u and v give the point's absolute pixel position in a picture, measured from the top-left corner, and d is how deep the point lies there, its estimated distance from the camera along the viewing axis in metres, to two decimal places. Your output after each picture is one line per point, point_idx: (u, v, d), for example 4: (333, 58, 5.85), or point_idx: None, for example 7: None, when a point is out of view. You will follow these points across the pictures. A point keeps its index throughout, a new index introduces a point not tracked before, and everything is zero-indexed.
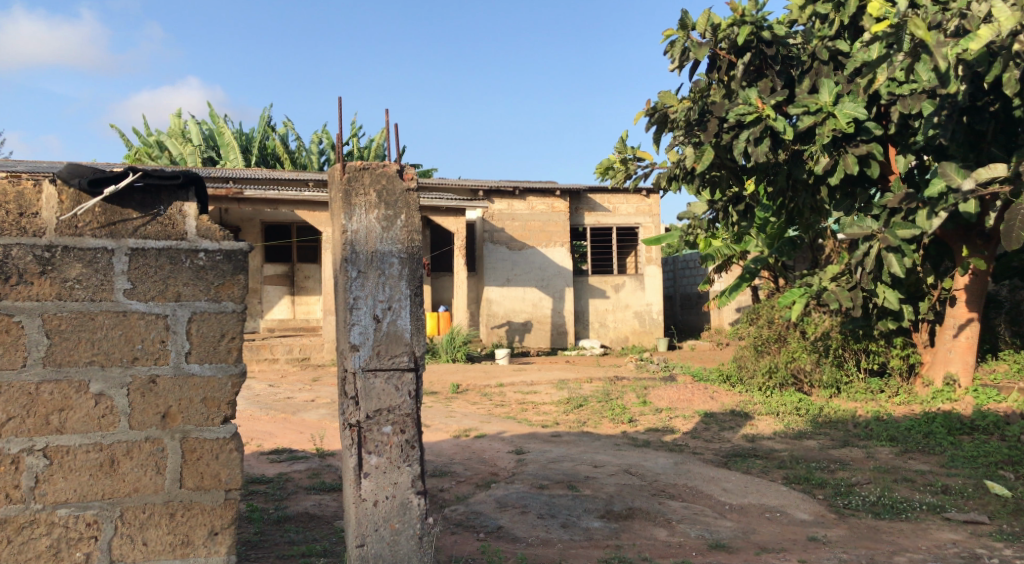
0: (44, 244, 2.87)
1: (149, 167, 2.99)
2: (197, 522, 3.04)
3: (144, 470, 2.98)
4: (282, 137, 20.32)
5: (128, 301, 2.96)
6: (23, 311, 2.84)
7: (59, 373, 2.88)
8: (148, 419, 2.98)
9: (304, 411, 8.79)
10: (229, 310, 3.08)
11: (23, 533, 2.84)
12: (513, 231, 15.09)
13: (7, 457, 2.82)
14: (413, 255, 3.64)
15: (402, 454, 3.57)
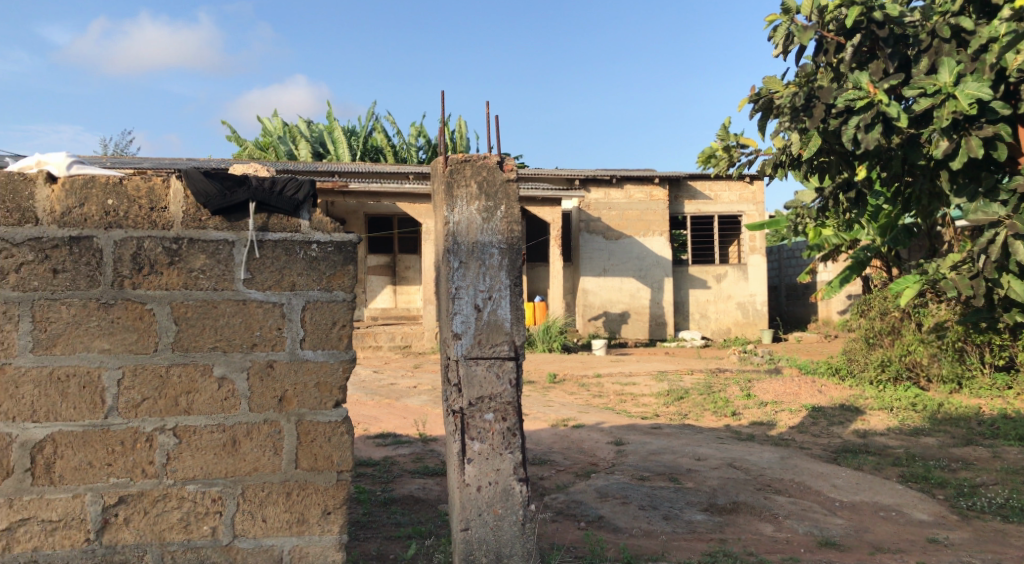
0: (172, 236, 3.05)
1: (265, 196, 3.12)
2: (312, 501, 3.18)
3: (262, 450, 3.14)
4: (383, 131, 20.87)
5: (247, 290, 3.12)
6: (154, 299, 3.03)
7: (186, 357, 3.06)
8: (266, 402, 3.14)
9: (408, 397, 9.04)
10: (339, 299, 3.21)
11: (157, 505, 3.04)
12: (610, 221, 14.97)
13: (142, 435, 3.02)
14: (514, 246, 3.67)
15: (504, 441, 3.62)
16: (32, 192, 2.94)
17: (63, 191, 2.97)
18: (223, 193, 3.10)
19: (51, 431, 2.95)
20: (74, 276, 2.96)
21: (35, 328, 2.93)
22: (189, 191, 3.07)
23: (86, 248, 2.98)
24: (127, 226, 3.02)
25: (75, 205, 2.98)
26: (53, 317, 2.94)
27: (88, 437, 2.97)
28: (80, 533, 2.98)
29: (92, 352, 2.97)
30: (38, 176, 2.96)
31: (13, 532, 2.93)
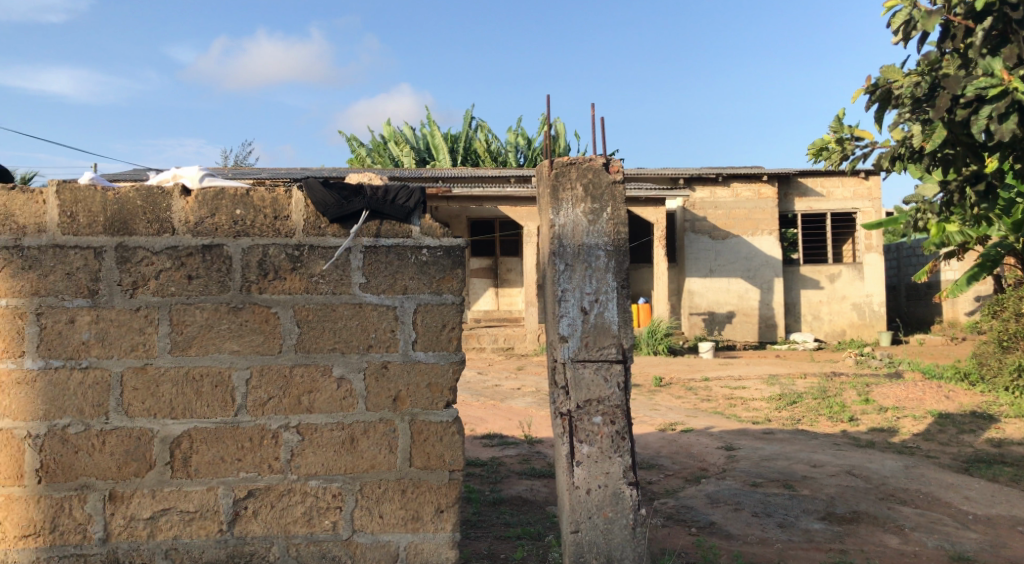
0: (294, 244, 3.20)
1: (379, 205, 3.23)
2: (425, 500, 3.27)
3: (379, 448, 3.24)
4: (485, 135, 21.16)
5: (363, 294, 3.24)
6: (278, 303, 3.19)
7: (308, 358, 3.20)
8: (381, 402, 3.25)
9: (512, 399, 9.13)
10: (449, 302, 3.29)
11: (283, 499, 3.19)
12: (716, 220, 14.66)
13: (268, 432, 3.18)
14: (620, 248, 3.65)
15: (613, 445, 3.61)
16: (169, 204, 3.14)
17: (196, 203, 3.16)
18: (339, 202, 3.22)
19: (188, 427, 3.14)
20: (207, 282, 3.15)
21: (173, 330, 3.12)
22: (309, 200, 3.21)
23: (218, 256, 3.16)
24: (253, 234, 3.19)
25: (206, 215, 3.16)
26: (189, 320, 3.13)
27: (220, 433, 3.15)
28: (214, 524, 3.15)
29: (223, 353, 3.16)
30: (173, 190, 3.15)
31: (154, 521, 3.12)
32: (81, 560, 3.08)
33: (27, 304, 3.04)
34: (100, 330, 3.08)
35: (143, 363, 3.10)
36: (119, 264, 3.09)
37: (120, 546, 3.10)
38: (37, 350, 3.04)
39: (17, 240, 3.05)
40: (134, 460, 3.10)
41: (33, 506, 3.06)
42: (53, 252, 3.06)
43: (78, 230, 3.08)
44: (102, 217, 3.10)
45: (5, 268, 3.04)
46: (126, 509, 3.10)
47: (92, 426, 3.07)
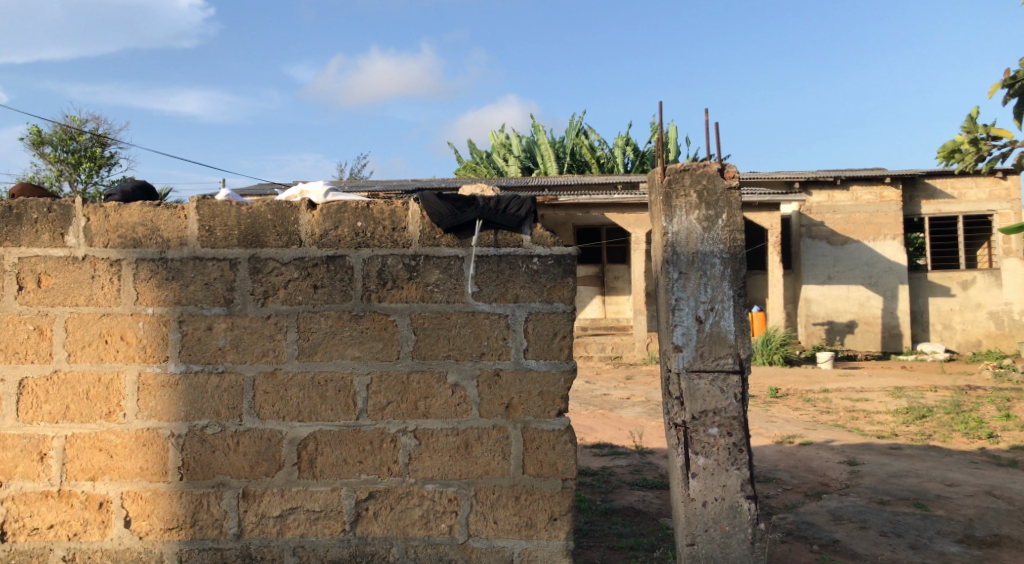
0: (410, 254, 3.30)
1: (491, 214, 3.29)
2: (539, 507, 3.29)
3: (493, 454, 3.29)
4: (591, 142, 21.15)
5: (476, 303, 3.30)
6: (396, 311, 3.29)
7: (424, 365, 3.29)
8: (494, 408, 3.30)
9: (621, 408, 9.05)
10: (560, 311, 3.30)
11: (401, 502, 3.29)
12: (835, 225, 14.09)
13: (388, 436, 3.28)
14: (737, 255, 3.56)
15: (730, 457, 3.52)
16: (296, 217, 3.30)
17: (321, 216, 3.30)
18: (453, 213, 3.30)
19: (313, 429, 3.28)
20: (330, 291, 3.29)
21: (299, 337, 3.28)
22: (424, 211, 3.31)
23: (340, 266, 3.29)
24: (373, 245, 3.31)
25: (330, 228, 3.30)
26: (314, 327, 3.28)
27: (343, 436, 3.28)
28: (337, 524, 3.28)
29: (346, 359, 3.29)
30: (300, 204, 3.31)
31: (283, 519, 3.28)
32: (218, 553, 3.26)
33: (171, 312, 3.26)
34: (234, 336, 3.27)
35: (273, 367, 3.27)
36: (252, 275, 3.28)
37: (253, 541, 3.27)
38: (179, 355, 3.25)
39: (162, 253, 3.27)
40: (265, 459, 3.27)
41: (175, 501, 3.26)
42: (194, 264, 3.27)
43: (215, 243, 3.28)
44: (237, 230, 3.29)
45: (151, 278, 3.26)
46: (258, 506, 3.27)
47: (227, 427, 3.26)
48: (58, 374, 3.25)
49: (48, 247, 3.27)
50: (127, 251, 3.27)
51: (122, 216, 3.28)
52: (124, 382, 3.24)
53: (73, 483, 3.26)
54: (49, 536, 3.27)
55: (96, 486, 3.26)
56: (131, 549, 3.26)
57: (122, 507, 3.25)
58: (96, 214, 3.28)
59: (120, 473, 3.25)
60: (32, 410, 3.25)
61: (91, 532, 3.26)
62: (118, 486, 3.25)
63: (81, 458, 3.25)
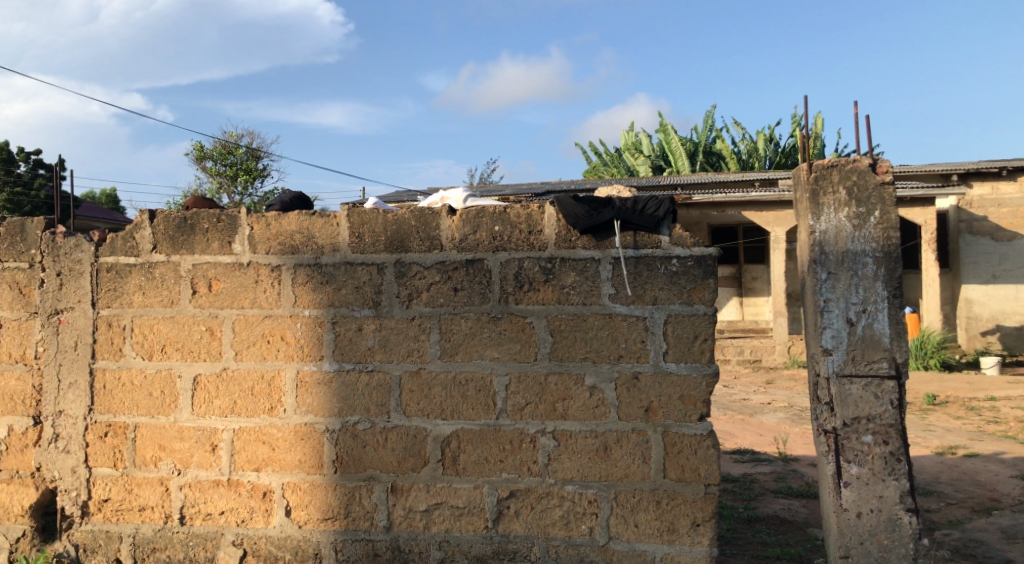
0: (546, 256, 3.34)
1: (628, 214, 3.28)
2: (681, 512, 3.25)
3: (632, 458, 3.28)
4: (727, 138, 20.61)
5: (613, 305, 3.30)
6: (534, 313, 3.34)
7: (562, 366, 3.32)
8: (634, 411, 3.28)
9: (762, 413, 8.74)
10: (701, 313, 3.25)
11: (541, 501, 3.33)
12: (1000, 220, 13.02)
13: (527, 436, 3.33)
14: (891, 254, 3.38)
15: (887, 467, 3.34)
16: (437, 223, 3.41)
17: (461, 222, 3.40)
18: (589, 214, 3.30)
19: (456, 427, 3.38)
20: (470, 294, 3.38)
21: (441, 338, 3.39)
22: (560, 214, 3.33)
23: (479, 269, 3.37)
24: (510, 249, 3.37)
25: (470, 232, 3.39)
26: (455, 328, 3.38)
27: (484, 435, 3.36)
28: (480, 520, 3.36)
29: (485, 359, 3.37)
30: (441, 210, 3.42)
31: (429, 513, 3.39)
32: (369, 545, 3.42)
33: (324, 314, 3.45)
34: (382, 337, 3.42)
35: (418, 367, 3.40)
36: (397, 278, 3.42)
37: (401, 534, 3.41)
38: (332, 354, 3.44)
39: (317, 258, 3.47)
40: (411, 456, 3.40)
41: (331, 493, 3.45)
42: (345, 268, 3.45)
43: (364, 249, 3.44)
44: (383, 237, 3.43)
45: (308, 282, 3.47)
46: (405, 501, 3.41)
47: (376, 423, 3.41)
48: (227, 371, 3.51)
49: (217, 254, 3.54)
50: (286, 258, 3.49)
51: (281, 224, 3.50)
52: (284, 379, 3.46)
53: (241, 473, 3.50)
54: (221, 522, 3.52)
55: (261, 476, 3.49)
56: (292, 537, 3.47)
57: (283, 497, 3.47)
58: (259, 223, 3.51)
59: (282, 465, 3.47)
60: (204, 404, 3.52)
61: (256, 519, 3.49)
62: (280, 477, 3.47)
63: (248, 450, 3.49)
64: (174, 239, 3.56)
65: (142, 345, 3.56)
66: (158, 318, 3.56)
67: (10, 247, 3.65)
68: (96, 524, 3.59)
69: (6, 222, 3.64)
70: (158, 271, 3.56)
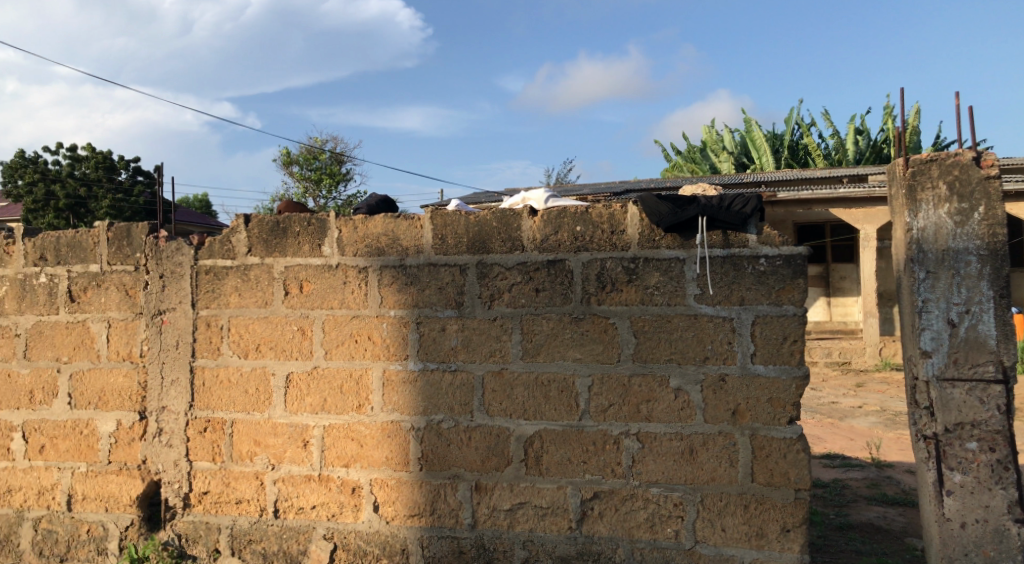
0: (630, 256, 3.31)
1: (714, 211, 3.21)
2: (770, 517, 3.18)
3: (719, 461, 3.23)
4: (814, 133, 20.01)
5: (699, 305, 3.25)
6: (616, 313, 3.32)
7: (646, 368, 3.29)
8: (720, 414, 3.23)
9: (853, 417, 8.45)
10: (790, 314, 3.16)
11: (625, 504, 3.31)
12: None
13: (610, 437, 3.32)
14: (997, 252, 3.21)
15: (994, 476, 3.18)
16: (519, 224, 3.43)
17: (542, 222, 3.40)
18: (674, 211, 3.27)
19: (539, 427, 3.39)
20: (552, 294, 3.38)
21: (523, 338, 3.40)
22: (644, 213, 3.30)
23: (561, 270, 3.37)
24: (592, 249, 3.36)
25: (551, 233, 3.39)
26: (537, 329, 3.39)
27: (567, 436, 3.36)
28: (564, 521, 3.37)
29: (567, 360, 3.36)
30: (523, 211, 3.44)
31: (513, 513, 3.41)
32: (455, 542, 3.47)
33: (409, 314, 3.51)
34: (465, 337, 3.46)
35: (500, 367, 3.42)
36: (480, 279, 3.45)
37: (486, 532, 3.44)
38: (417, 354, 3.50)
39: (401, 260, 3.54)
40: (494, 455, 3.43)
41: (416, 490, 3.51)
42: (429, 270, 3.50)
43: (447, 250, 3.49)
44: (465, 238, 3.47)
45: (393, 284, 3.54)
46: (490, 499, 3.44)
47: (460, 422, 3.46)
48: (317, 369, 3.61)
49: (308, 256, 3.65)
50: (373, 259, 3.57)
51: (368, 227, 3.58)
52: (371, 377, 3.55)
53: (331, 468, 3.60)
54: (313, 516, 3.62)
55: (350, 472, 3.58)
56: (379, 532, 3.55)
57: (371, 493, 3.55)
58: (347, 226, 3.61)
59: (370, 461, 3.55)
60: (296, 401, 3.63)
61: (346, 514, 3.59)
62: (368, 474, 3.56)
63: (337, 446, 3.59)
64: (268, 242, 3.68)
65: (238, 344, 3.70)
66: (253, 318, 3.70)
67: (117, 251, 3.83)
68: (197, 515, 3.75)
69: (114, 227, 3.83)
70: (252, 273, 3.70)
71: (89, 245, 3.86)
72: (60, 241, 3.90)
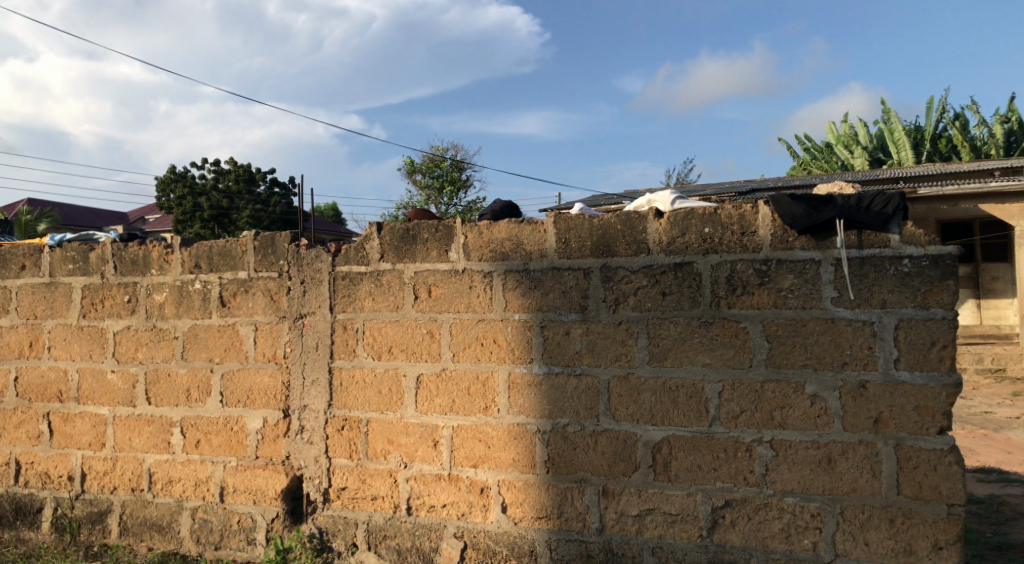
0: (761, 258, 3.22)
1: (852, 213, 3.07)
2: (919, 533, 3.02)
3: (860, 471, 3.09)
4: (960, 123, 18.73)
5: (836, 308, 3.12)
6: (747, 317, 3.23)
7: (780, 374, 3.19)
8: (861, 422, 3.08)
9: (1010, 429, 7.84)
10: (938, 317, 2.99)
11: (759, 513, 3.21)
12: None
13: (742, 445, 3.23)
14: None
15: None
16: (645, 226, 3.39)
17: (669, 224, 3.36)
18: (808, 213, 3.14)
19: (667, 434, 3.35)
20: (679, 298, 3.33)
21: (650, 343, 3.37)
22: (775, 214, 3.20)
23: (689, 273, 3.32)
24: (721, 251, 3.28)
25: (678, 235, 3.34)
26: (664, 333, 3.35)
27: (696, 442, 3.30)
28: (695, 528, 3.31)
29: (696, 365, 3.30)
30: (649, 213, 3.40)
31: (641, 518, 3.38)
32: (583, 546, 3.47)
33: (534, 317, 3.55)
34: (590, 341, 3.46)
35: (626, 372, 3.40)
36: (604, 283, 3.44)
37: (614, 537, 3.42)
38: (542, 357, 3.53)
39: (526, 264, 3.58)
40: (622, 460, 3.41)
41: (543, 492, 3.54)
42: (552, 274, 3.53)
43: (571, 254, 3.50)
44: (589, 241, 3.47)
45: (518, 288, 3.58)
46: (618, 504, 3.42)
47: (586, 426, 3.46)
48: (446, 371, 3.71)
49: (436, 262, 3.75)
50: (498, 264, 3.63)
51: (493, 232, 3.64)
52: (497, 380, 3.60)
53: (460, 468, 3.68)
54: (443, 514, 3.72)
55: (478, 473, 3.65)
56: (508, 533, 3.60)
57: (499, 494, 3.61)
58: (472, 232, 3.68)
59: (497, 463, 3.61)
60: (427, 402, 3.74)
61: (475, 514, 3.66)
62: (496, 475, 3.62)
63: (466, 447, 3.67)
64: (398, 249, 3.81)
65: (372, 346, 3.85)
66: (385, 321, 3.84)
67: (263, 259, 4.07)
68: (336, 510, 3.93)
69: (259, 237, 4.08)
70: (384, 279, 3.84)
71: (237, 253, 4.12)
72: (211, 250, 4.18)
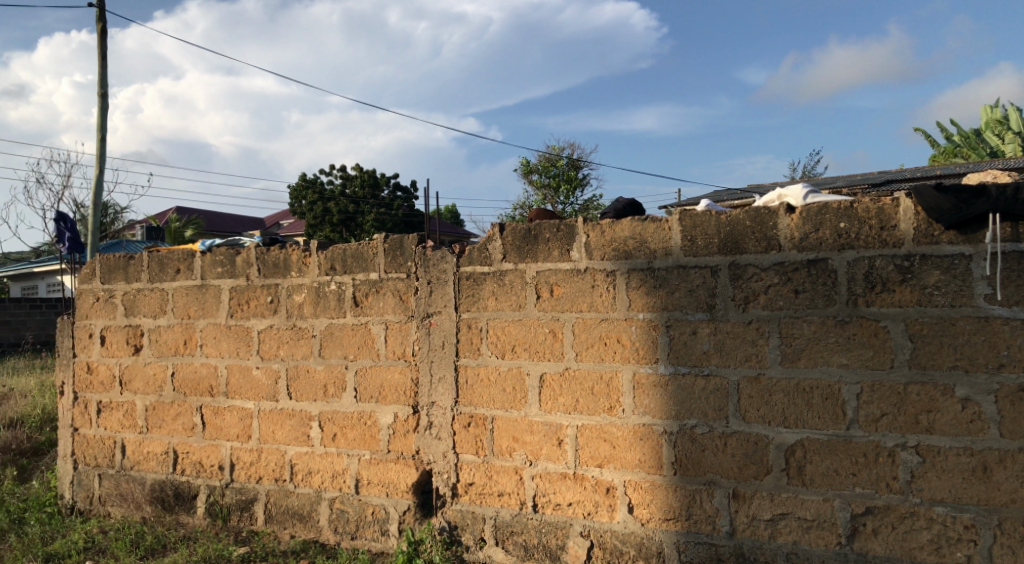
0: (903, 254, 3.05)
1: (1009, 204, 2.85)
2: None
3: (1020, 482, 2.87)
4: None
5: (990, 306, 2.92)
6: (888, 316, 3.07)
7: (926, 376, 3.01)
8: (1020, 429, 2.87)
9: None
10: None
11: (905, 522, 3.05)
12: None
13: (884, 450, 3.08)
14: None
15: None
16: (775, 222, 3.29)
17: (801, 219, 3.24)
18: (957, 206, 2.93)
19: (802, 436, 3.23)
20: (813, 296, 3.20)
21: (782, 343, 3.26)
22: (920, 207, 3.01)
23: (823, 270, 3.19)
24: (859, 247, 3.13)
25: (811, 230, 3.22)
26: (797, 333, 3.23)
27: (833, 446, 3.16)
28: (833, 535, 3.17)
29: (832, 366, 3.17)
30: (779, 208, 3.29)
31: (775, 523, 3.28)
32: (713, 549, 3.40)
33: (659, 317, 3.50)
34: (718, 341, 3.38)
35: (757, 373, 3.31)
36: (732, 281, 3.35)
37: (745, 541, 3.33)
38: (668, 357, 3.48)
39: (650, 263, 3.54)
40: (753, 462, 3.31)
41: (671, 494, 3.49)
42: (678, 272, 3.47)
43: (697, 251, 3.43)
44: (716, 239, 3.39)
45: (642, 287, 3.55)
46: (749, 508, 3.32)
47: (715, 428, 3.38)
48: (569, 371, 3.72)
49: (559, 261, 3.76)
50: (621, 263, 3.61)
51: (616, 231, 3.62)
52: (622, 380, 3.58)
53: (585, 468, 3.68)
54: (570, 513, 3.73)
55: (604, 472, 3.64)
56: (635, 534, 3.57)
57: (625, 494, 3.59)
58: (595, 231, 3.67)
59: (623, 463, 3.59)
60: (551, 401, 3.76)
61: (602, 513, 3.65)
62: (622, 475, 3.59)
63: (591, 446, 3.66)
64: (521, 249, 3.85)
65: (496, 345, 3.91)
66: (509, 320, 3.89)
67: (392, 260, 4.21)
68: (464, 505, 4.01)
69: (389, 239, 4.22)
70: (508, 279, 3.89)
71: (369, 255, 4.28)
72: (345, 253, 4.36)
